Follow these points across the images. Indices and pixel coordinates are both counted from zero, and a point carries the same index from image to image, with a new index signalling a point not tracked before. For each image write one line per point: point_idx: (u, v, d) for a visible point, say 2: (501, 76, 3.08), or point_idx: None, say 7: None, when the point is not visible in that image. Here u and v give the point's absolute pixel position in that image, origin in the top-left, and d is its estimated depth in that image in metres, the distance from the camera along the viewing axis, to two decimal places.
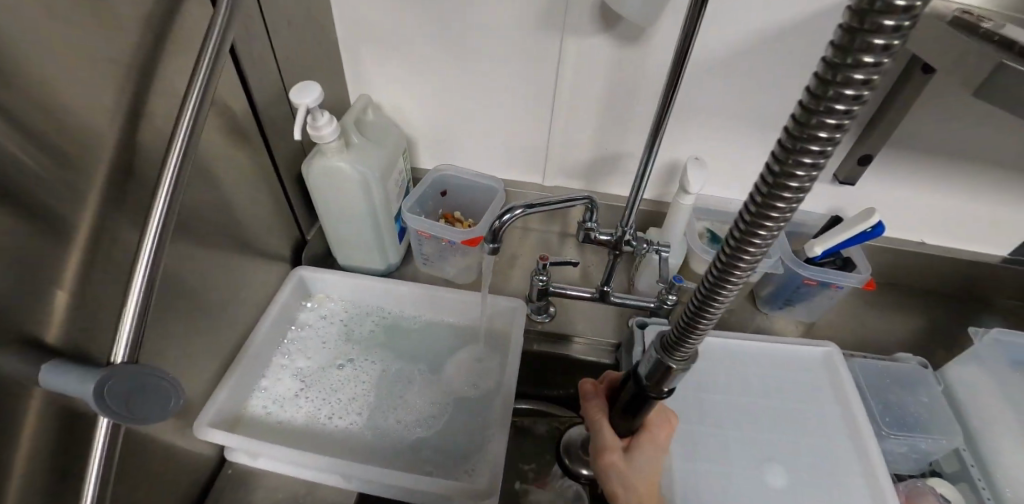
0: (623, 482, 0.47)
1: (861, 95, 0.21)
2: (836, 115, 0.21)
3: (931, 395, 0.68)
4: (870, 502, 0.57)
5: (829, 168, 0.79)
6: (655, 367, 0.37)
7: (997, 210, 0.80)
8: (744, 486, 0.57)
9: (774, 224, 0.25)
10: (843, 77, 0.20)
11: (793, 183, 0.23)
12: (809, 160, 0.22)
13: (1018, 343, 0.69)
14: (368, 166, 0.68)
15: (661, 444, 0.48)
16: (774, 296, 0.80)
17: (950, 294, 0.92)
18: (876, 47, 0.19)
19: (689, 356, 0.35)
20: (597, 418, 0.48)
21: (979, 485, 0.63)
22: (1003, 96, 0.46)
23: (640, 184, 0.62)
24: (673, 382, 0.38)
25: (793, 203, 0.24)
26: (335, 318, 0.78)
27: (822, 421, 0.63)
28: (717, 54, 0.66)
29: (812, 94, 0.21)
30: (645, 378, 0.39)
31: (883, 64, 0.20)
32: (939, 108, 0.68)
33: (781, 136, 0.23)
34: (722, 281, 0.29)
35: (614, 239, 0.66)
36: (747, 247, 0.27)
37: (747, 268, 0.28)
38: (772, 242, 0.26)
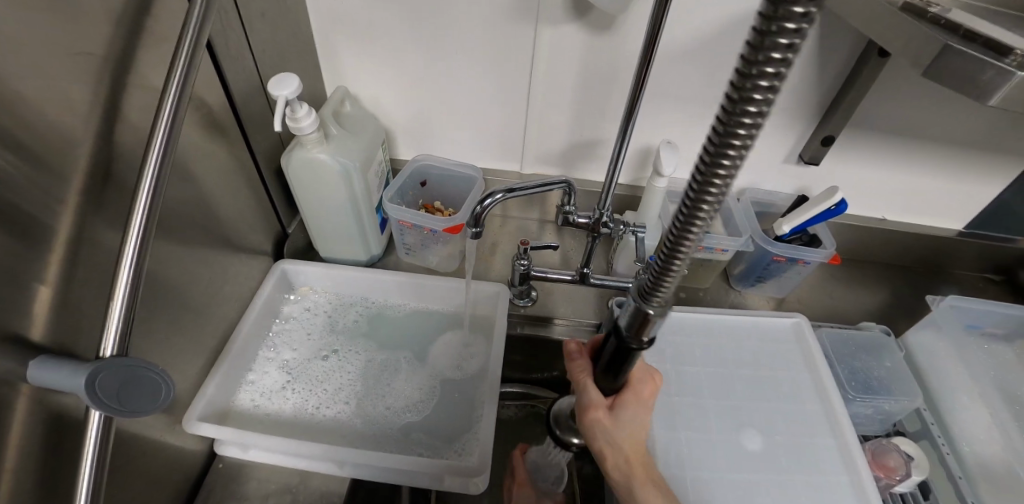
0: (609, 439, 0.49)
1: (787, 60, 0.22)
2: (767, 80, 0.22)
3: (894, 361, 0.72)
4: (838, 460, 0.60)
5: (795, 149, 0.82)
6: (634, 315, 0.37)
7: (951, 185, 0.85)
8: (722, 451, 0.60)
9: (720, 185, 0.26)
10: (771, 42, 0.21)
11: (736, 145, 0.24)
12: (747, 123, 0.23)
13: (965, 307, 0.75)
14: (348, 157, 0.69)
15: (643, 401, 0.50)
16: (746, 273, 0.83)
17: (911, 267, 0.97)
18: (797, 13, 0.20)
19: (660, 315, 0.36)
20: (582, 378, 0.49)
21: (939, 440, 0.69)
22: (948, 76, 0.49)
23: (615, 167, 0.64)
24: (654, 329, 0.38)
25: (735, 166, 0.25)
26: (319, 310, 0.79)
27: (793, 387, 0.67)
28: (686, 40, 0.69)
29: (742, 62, 0.22)
30: (627, 328, 0.39)
31: (804, 29, 0.21)
32: (893, 91, 0.72)
33: (719, 103, 0.24)
34: (677, 247, 0.30)
35: (592, 222, 0.68)
36: (700, 209, 0.28)
37: (700, 232, 0.29)
38: (721, 202, 0.27)
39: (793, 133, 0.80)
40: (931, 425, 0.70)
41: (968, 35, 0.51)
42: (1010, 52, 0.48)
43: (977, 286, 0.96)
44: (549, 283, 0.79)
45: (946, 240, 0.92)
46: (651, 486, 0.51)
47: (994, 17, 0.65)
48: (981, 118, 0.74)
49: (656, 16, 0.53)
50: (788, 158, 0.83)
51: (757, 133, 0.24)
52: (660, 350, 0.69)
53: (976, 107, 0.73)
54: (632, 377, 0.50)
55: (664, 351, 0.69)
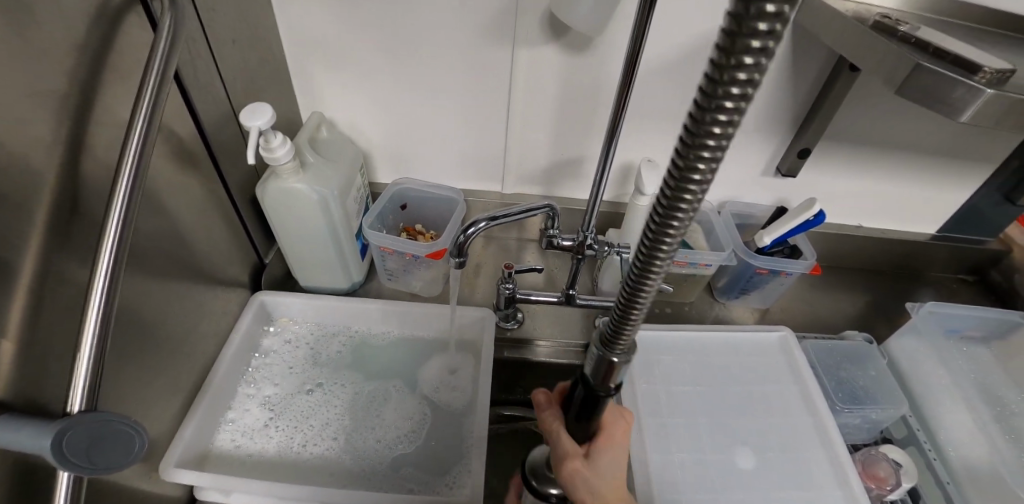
0: (590, 490, 0.47)
1: (739, 106, 0.22)
2: (721, 124, 0.23)
3: (879, 370, 0.73)
4: (833, 475, 0.60)
5: (773, 162, 0.83)
6: (597, 364, 0.38)
7: (923, 192, 0.87)
8: (714, 472, 0.60)
9: (680, 222, 0.27)
10: (729, 77, 0.22)
11: (696, 177, 0.25)
12: (704, 162, 0.24)
13: (949, 313, 0.76)
14: (326, 186, 0.67)
15: (617, 444, 0.49)
16: (730, 286, 0.84)
17: (887, 272, 0.99)
18: (747, 64, 0.21)
19: (627, 352, 0.37)
20: (555, 428, 0.48)
21: (925, 447, 0.69)
22: (922, 93, 0.50)
23: (599, 187, 0.63)
24: (620, 376, 0.39)
25: (701, 189, 0.25)
26: (300, 342, 0.77)
27: (782, 402, 0.66)
28: (661, 57, 0.69)
29: (696, 109, 0.23)
30: (591, 376, 0.40)
31: (754, 78, 0.22)
32: (865, 104, 0.74)
33: (676, 144, 0.25)
34: (650, 262, 0.29)
35: (577, 244, 0.67)
36: (669, 227, 0.27)
37: (665, 260, 0.29)
38: (683, 235, 0.28)
39: (770, 147, 0.81)
40: (918, 431, 0.70)
41: (936, 53, 0.53)
42: (978, 69, 0.50)
43: (951, 287, 0.98)
44: (534, 305, 0.78)
45: (920, 245, 0.94)
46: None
47: (955, 31, 0.67)
48: (950, 127, 0.76)
49: (634, 39, 0.52)
50: (766, 171, 0.84)
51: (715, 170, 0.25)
52: (650, 371, 0.68)
53: (943, 118, 0.75)
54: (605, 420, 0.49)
55: (653, 370, 0.68)
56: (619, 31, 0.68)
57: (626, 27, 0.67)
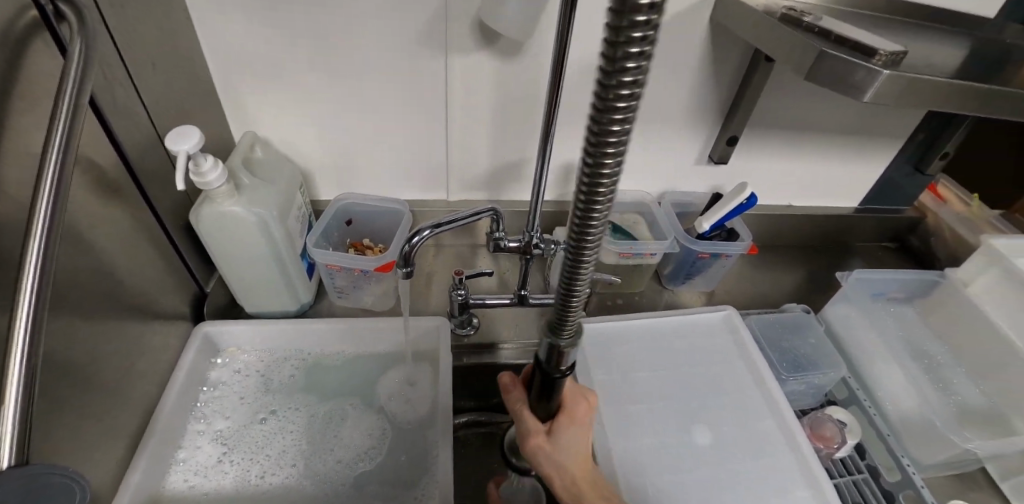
0: (554, 463, 0.49)
1: (634, 93, 0.26)
2: (620, 110, 0.26)
3: (817, 337, 0.77)
4: (785, 441, 0.63)
5: (705, 151, 0.86)
6: (550, 356, 0.41)
7: (841, 169, 0.94)
8: (676, 452, 0.61)
9: (603, 201, 0.30)
10: (619, 67, 0.25)
11: (609, 157, 0.28)
12: (613, 144, 0.27)
13: (873, 279, 0.81)
14: (264, 207, 0.65)
15: (581, 421, 0.50)
16: (675, 273, 0.87)
17: (819, 246, 1.06)
18: (632, 54, 0.25)
19: (574, 342, 0.40)
20: (518, 408, 0.50)
21: (866, 404, 0.73)
22: (827, 78, 0.55)
23: (539, 186, 0.63)
24: (572, 357, 0.42)
25: (615, 169, 0.29)
26: (251, 371, 0.74)
27: (733, 377, 0.69)
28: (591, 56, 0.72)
29: (598, 99, 0.27)
30: (546, 362, 0.42)
31: (641, 68, 0.25)
32: (783, 92, 0.79)
33: (587, 132, 0.28)
34: (580, 252, 0.33)
35: (523, 245, 0.67)
36: (592, 216, 0.31)
37: (597, 238, 0.32)
38: (608, 214, 0.31)
39: (701, 137, 0.84)
40: (857, 390, 0.75)
41: (838, 41, 0.57)
42: (875, 53, 0.54)
43: (876, 255, 1.07)
44: (489, 309, 0.78)
45: (845, 218, 1.01)
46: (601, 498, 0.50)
47: (853, 19, 0.73)
48: (859, 109, 0.83)
49: (556, 47, 0.54)
50: (699, 160, 0.87)
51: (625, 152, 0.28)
52: (608, 361, 0.69)
53: (851, 100, 0.81)
54: (565, 398, 0.50)
55: (612, 359, 0.69)
56: (549, 33, 0.70)
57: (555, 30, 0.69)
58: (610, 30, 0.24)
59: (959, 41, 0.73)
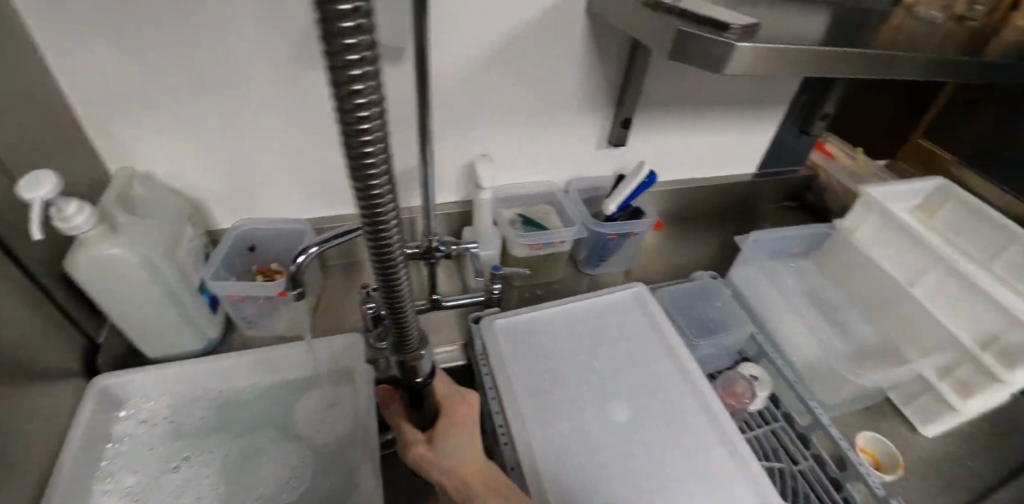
0: (441, 468, 0.53)
1: (371, 111, 0.29)
2: (365, 126, 0.29)
3: (722, 300, 0.81)
4: (698, 407, 0.65)
5: (603, 135, 0.88)
6: (401, 360, 0.46)
7: (733, 139, 0.99)
8: (596, 434, 0.61)
9: (385, 210, 0.33)
10: (349, 90, 0.28)
11: (373, 171, 0.31)
12: (373, 159, 0.30)
13: (768, 239, 0.85)
14: (147, 246, 0.61)
15: (461, 423, 0.56)
16: (590, 256, 0.88)
17: (725, 213, 1.12)
18: (357, 78, 0.27)
19: (418, 338, 0.45)
20: (399, 425, 0.57)
21: (773, 356, 0.75)
22: (693, 55, 0.57)
23: (427, 192, 0.60)
24: (427, 366, 0.48)
25: (383, 180, 0.32)
26: (160, 419, 0.68)
27: (645, 351, 0.70)
28: (480, 52, 0.73)
29: (345, 125, 0.29)
30: (403, 376, 0.48)
31: (370, 89, 0.28)
32: (668, 73, 0.82)
33: (348, 157, 0.31)
34: (385, 259, 0.36)
35: (423, 250, 0.66)
36: (382, 226, 0.34)
37: (394, 244, 0.36)
38: (396, 222, 0.35)
39: (598, 122, 0.87)
40: (764, 347, 0.76)
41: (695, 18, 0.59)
42: (728, 27, 0.56)
43: (776, 214, 1.14)
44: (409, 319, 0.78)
45: (745, 184, 1.07)
46: (493, 493, 0.50)
47: None
48: (737, 82, 0.88)
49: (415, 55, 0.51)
50: (601, 145, 0.89)
51: (387, 163, 0.32)
52: (521, 352, 0.68)
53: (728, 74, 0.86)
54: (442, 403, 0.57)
55: (523, 350, 0.68)
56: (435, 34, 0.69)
57: (440, 30, 0.69)
58: (327, 39, 0.25)
59: (816, 9, 0.79)
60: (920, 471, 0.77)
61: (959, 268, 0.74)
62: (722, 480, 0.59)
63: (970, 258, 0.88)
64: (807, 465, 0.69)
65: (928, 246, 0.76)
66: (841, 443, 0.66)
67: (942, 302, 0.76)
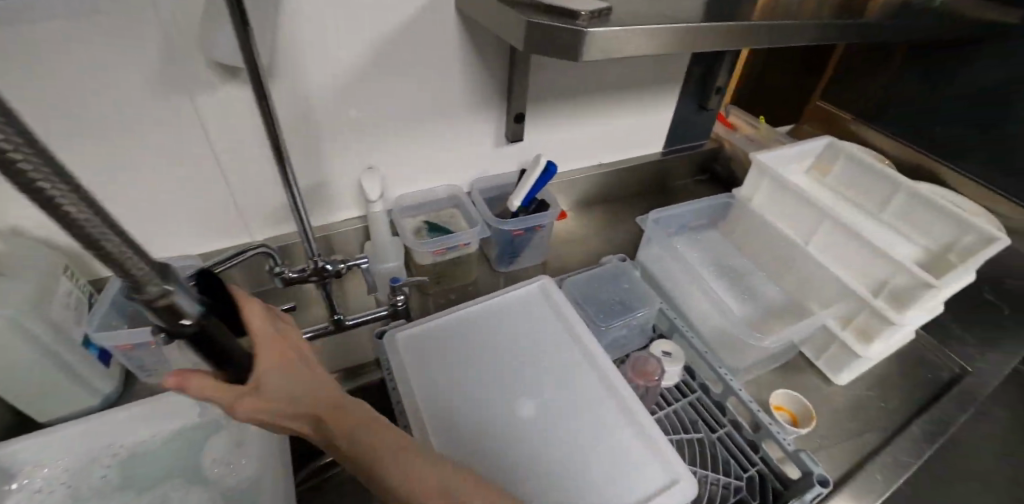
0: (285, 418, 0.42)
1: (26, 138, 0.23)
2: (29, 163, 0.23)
3: (629, 282, 0.80)
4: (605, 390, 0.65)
5: (499, 133, 0.89)
6: (155, 312, 0.32)
7: (632, 121, 1.01)
8: (505, 437, 0.60)
9: (117, 248, 0.28)
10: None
11: (73, 210, 0.25)
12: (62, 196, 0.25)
13: (666, 214, 0.86)
14: (13, 306, 0.58)
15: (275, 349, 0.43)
16: (500, 254, 0.88)
17: (639, 194, 1.15)
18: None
19: (157, 279, 0.31)
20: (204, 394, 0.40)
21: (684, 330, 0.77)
22: (551, 44, 0.57)
23: (300, 210, 0.59)
24: (187, 304, 0.33)
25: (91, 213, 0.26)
26: (54, 486, 0.64)
27: (551, 344, 0.70)
28: (356, 62, 0.71)
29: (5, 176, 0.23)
30: (163, 326, 0.33)
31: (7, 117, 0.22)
32: (552, 65, 0.84)
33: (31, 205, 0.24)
34: (151, 294, 0.31)
35: (309, 272, 0.63)
36: (122, 263, 0.28)
37: (150, 274, 0.30)
38: (139, 255, 0.29)
39: (491, 121, 0.87)
40: (676, 320, 0.78)
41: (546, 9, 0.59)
42: (577, 14, 0.57)
43: (690, 189, 1.17)
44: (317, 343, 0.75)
45: (653, 163, 1.10)
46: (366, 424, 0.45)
47: None
48: (624, 65, 0.90)
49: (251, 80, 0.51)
50: (499, 142, 0.90)
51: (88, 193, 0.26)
52: (424, 360, 0.67)
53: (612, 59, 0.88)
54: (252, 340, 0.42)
55: (428, 358, 0.67)
56: (303, 51, 0.67)
57: (308, 45, 0.67)
58: None
59: None
60: (837, 418, 0.80)
61: (843, 224, 0.77)
62: (633, 461, 0.59)
63: (862, 209, 0.93)
64: (723, 432, 0.71)
65: (814, 203, 0.79)
66: (754, 408, 0.69)
67: (833, 255, 0.80)
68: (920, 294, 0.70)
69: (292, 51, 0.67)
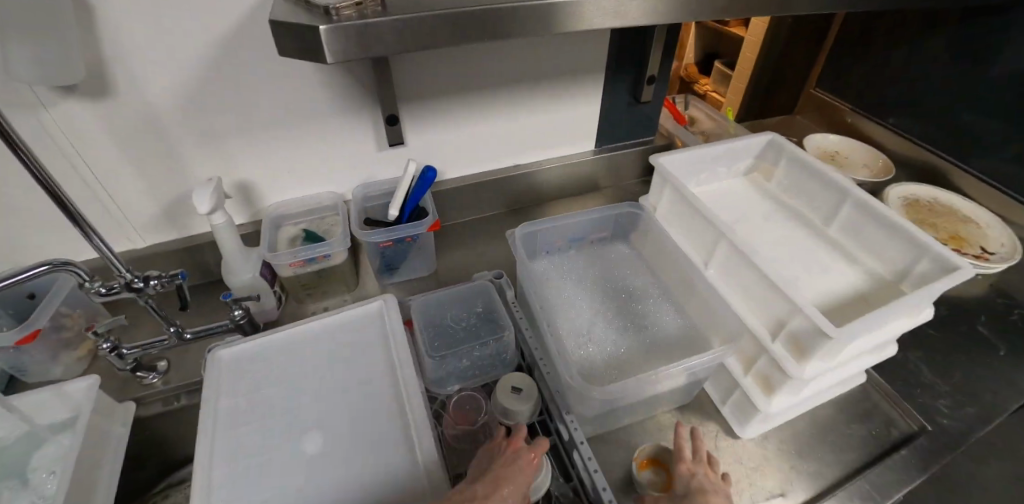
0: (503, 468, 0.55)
1: None
2: None
3: (486, 304, 0.76)
4: (402, 433, 0.60)
5: (377, 136, 0.83)
6: None
7: (547, 115, 0.91)
8: (275, 466, 0.57)
9: None
10: None
11: None
12: None
13: (541, 230, 0.76)
14: None
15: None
16: (378, 265, 0.84)
17: (572, 196, 1.03)
18: None
19: None
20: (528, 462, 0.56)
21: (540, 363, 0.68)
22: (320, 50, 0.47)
23: (90, 232, 0.58)
24: None
25: None
26: None
27: (372, 373, 0.66)
28: (199, 69, 0.67)
29: None
30: None
31: None
32: (428, 60, 0.76)
33: None
34: None
35: (120, 288, 0.63)
36: None
37: None
38: None
39: (367, 123, 0.81)
40: (535, 351, 0.69)
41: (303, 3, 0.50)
42: (331, 10, 0.48)
43: (631, 190, 1.04)
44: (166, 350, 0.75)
45: (582, 162, 0.98)
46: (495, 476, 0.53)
47: None
48: (518, 54, 0.80)
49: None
50: (381, 145, 0.84)
51: None
52: (235, 384, 0.64)
53: (502, 48, 0.78)
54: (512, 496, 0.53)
55: (237, 381, 0.65)
56: (135, 60, 0.64)
57: (140, 54, 0.64)
58: None
59: None
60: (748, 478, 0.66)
61: (737, 247, 0.64)
62: None
63: (804, 224, 0.77)
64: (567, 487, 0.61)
65: (711, 220, 0.67)
66: (593, 469, 0.58)
67: (734, 279, 0.66)
68: (818, 344, 0.55)
69: (126, 61, 0.64)
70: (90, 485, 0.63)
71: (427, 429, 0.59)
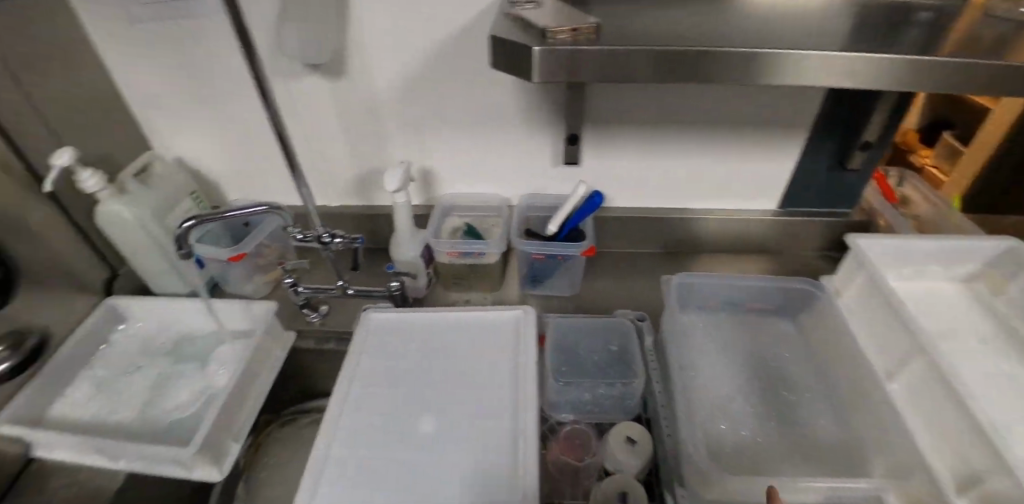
0: None
1: None
2: None
3: (619, 344, 0.73)
4: (508, 442, 0.60)
5: (554, 152, 0.85)
6: None
7: (732, 164, 0.84)
8: (392, 432, 0.62)
9: None
10: None
11: None
12: None
13: (701, 283, 0.73)
14: (140, 207, 0.77)
15: None
16: (523, 274, 0.86)
17: (735, 252, 0.95)
18: None
19: None
20: None
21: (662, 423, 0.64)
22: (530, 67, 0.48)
23: (300, 183, 0.69)
24: None
25: None
26: (142, 334, 0.85)
27: (495, 376, 0.68)
28: (417, 64, 0.75)
29: None
30: None
31: None
32: (624, 90, 0.75)
33: None
34: None
35: (312, 238, 0.73)
36: None
37: None
38: None
39: (549, 138, 0.83)
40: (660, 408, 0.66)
41: (523, 24, 0.53)
42: (547, 33, 0.50)
43: (806, 263, 0.92)
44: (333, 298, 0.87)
45: (755, 220, 0.90)
46: None
47: None
48: (719, 97, 0.76)
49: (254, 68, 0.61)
50: (555, 161, 0.86)
51: None
52: (379, 347, 0.72)
53: (704, 90, 0.75)
54: None
55: (381, 345, 0.72)
56: (371, 49, 0.73)
57: (376, 44, 0.73)
58: None
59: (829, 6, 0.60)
60: None
61: (935, 362, 0.53)
62: None
63: None
64: None
65: (909, 325, 0.57)
66: None
67: (925, 404, 0.55)
68: None
69: (365, 48, 0.73)
70: (247, 393, 0.74)
71: (534, 448, 0.59)
